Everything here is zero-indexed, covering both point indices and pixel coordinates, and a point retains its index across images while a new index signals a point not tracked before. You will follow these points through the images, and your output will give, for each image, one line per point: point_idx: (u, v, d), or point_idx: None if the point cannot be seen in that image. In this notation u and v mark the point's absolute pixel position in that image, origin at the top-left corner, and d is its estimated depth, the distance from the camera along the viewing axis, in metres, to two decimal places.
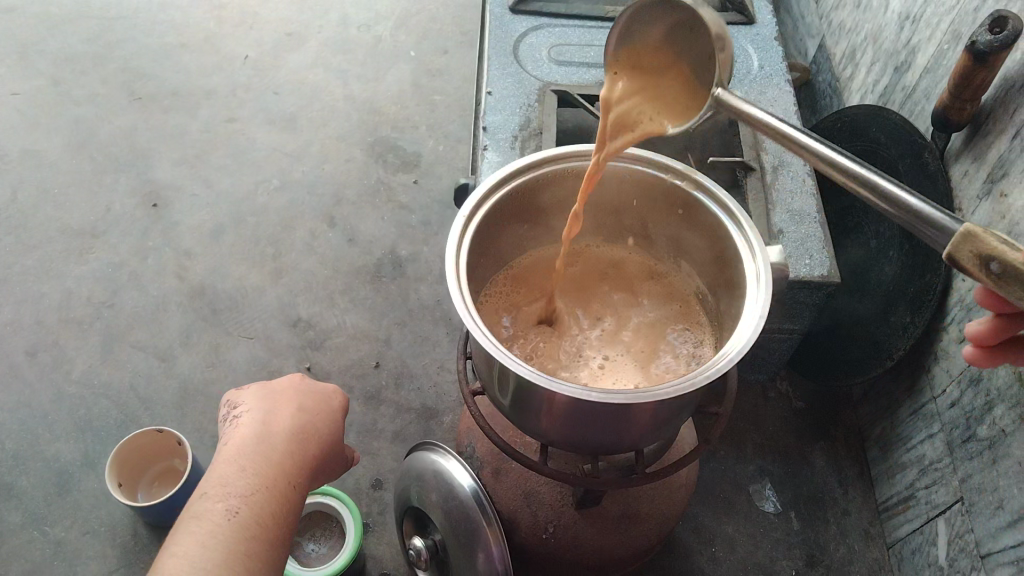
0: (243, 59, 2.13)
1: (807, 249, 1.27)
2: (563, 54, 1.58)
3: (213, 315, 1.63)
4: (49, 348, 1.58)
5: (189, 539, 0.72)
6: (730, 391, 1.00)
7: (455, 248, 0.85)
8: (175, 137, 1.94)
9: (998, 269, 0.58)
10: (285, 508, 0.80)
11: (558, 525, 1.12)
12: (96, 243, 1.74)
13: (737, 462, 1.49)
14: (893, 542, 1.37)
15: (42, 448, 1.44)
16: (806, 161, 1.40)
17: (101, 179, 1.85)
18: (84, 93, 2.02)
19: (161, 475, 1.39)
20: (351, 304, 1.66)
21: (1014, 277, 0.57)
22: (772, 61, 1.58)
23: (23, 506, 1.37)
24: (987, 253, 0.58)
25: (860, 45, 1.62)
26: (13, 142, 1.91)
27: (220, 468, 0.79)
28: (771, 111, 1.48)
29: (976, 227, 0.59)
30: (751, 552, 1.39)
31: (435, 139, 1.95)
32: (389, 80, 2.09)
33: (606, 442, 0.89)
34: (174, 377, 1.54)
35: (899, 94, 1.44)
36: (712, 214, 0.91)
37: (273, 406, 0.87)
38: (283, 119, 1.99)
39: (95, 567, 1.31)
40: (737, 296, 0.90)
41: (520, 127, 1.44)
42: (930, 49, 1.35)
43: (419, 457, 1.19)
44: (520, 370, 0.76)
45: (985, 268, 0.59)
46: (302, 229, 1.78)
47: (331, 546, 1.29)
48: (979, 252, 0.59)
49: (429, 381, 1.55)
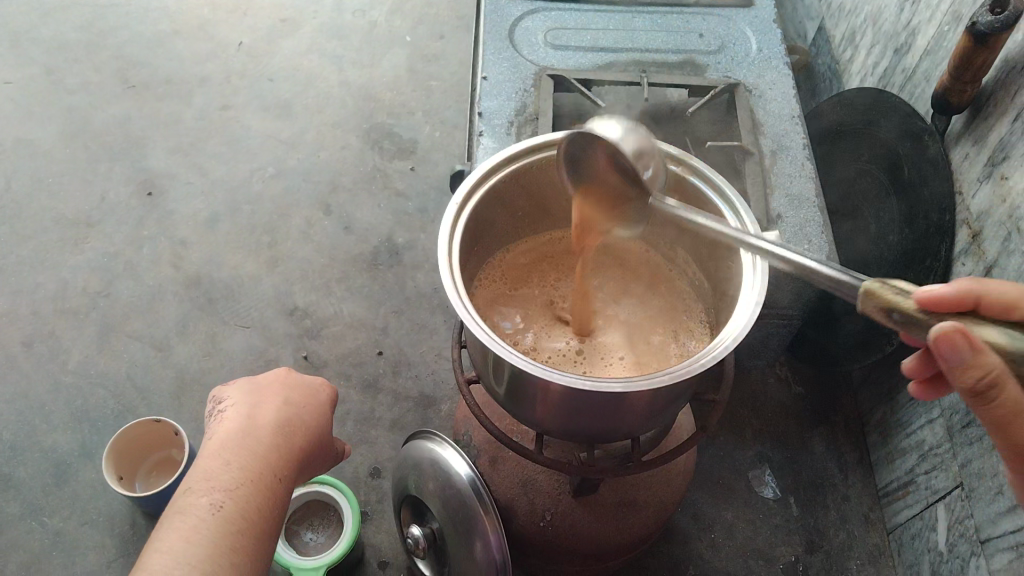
0: (237, 46, 2.11)
1: (806, 234, 1.26)
2: (559, 38, 1.56)
3: (209, 304, 1.62)
4: (45, 339, 1.57)
5: (173, 535, 0.71)
6: (727, 378, 0.99)
7: (447, 237, 0.84)
8: (170, 125, 1.93)
9: (898, 316, 0.63)
10: (271, 501, 0.79)
11: (555, 513, 1.12)
12: (91, 233, 1.73)
13: (736, 448, 1.48)
14: (893, 527, 1.37)
15: (39, 439, 1.44)
16: (805, 144, 1.39)
17: (95, 168, 1.84)
18: (77, 82, 2.00)
19: (158, 465, 1.39)
20: (348, 292, 1.65)
21: (917, 325, 0.62)
22: (770, 44, 1.56)
23: (21, 497, 1.37)
24: (887, 306, 0.63)
25: (859, 27, 1.60)
26: (6, 131, 1.89)
27: (205, 463, 0.79)
28: (770, 94, 1.46)
29: (873, 284, 0.64)
30: (750, 538, 1.38)
31: (431, 125, 1.94)
32: (384, 65, 2.07)
33: (601, 431, 0.88)
34: (171, 366, 1.53)
35: (899, 76, 1.43)
36: (706, 199, 0.90)
37: (259, 400, 0.86)
38: (278, 106, 1.97)
39: (93, 557, 1.31)
40: (733, 281, 0.89)
41: (516, 113, 1.42)
42: (930, 30, 1.33)
43: (416, 445, 1.18)
44: (513, 360, 0.76)
45: (888, 317, 0.64)
46: (298, 217, 1.77)
47: (329, 535, 1.29)
48: (882, 300, 0.63)
49: (427, 369, 1.54)
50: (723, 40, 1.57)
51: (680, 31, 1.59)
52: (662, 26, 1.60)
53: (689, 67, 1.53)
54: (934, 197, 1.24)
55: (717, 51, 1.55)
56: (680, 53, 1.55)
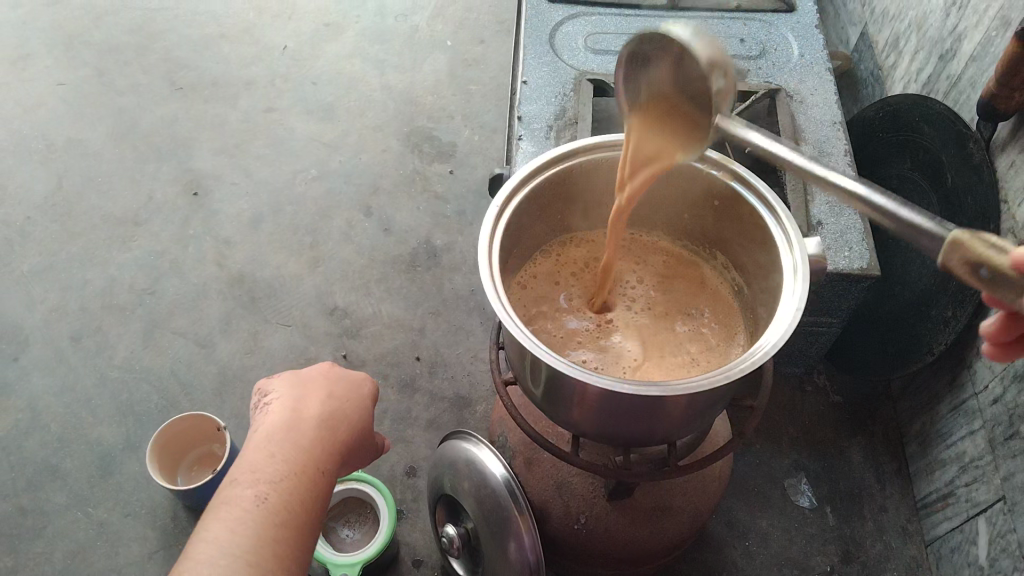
0: (282, 50, 2.14)
1: (846, 242, 1.25)
2: (600, 43, 1.57)
3: (252, 303, 1.66)
4: (92, 334, 1.61)
5: (219, 526, 0.72)
6: (765, 384, 0.99)
7: (487, 236, 0.85)
8: (215, 127, 1.97)
9: (989, 273, 0.59)
10: (315, 494, 0.80)
11: (589, 516, 1.12)
12: (139, 231, 1.77)
13: (772, 456, 1.47)
14: (931, 539, 1.35)
15: (86, 430, 1.48)
16: (846, 151, 1.37)
17: (143, 168, 1.88)
18: (127, 84, 2.06)
19: (201, 459, 1.42)
20: (387, 293, 1.67)
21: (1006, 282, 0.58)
22: (812, 49, 1.55)
23: (67, 487, 1.41)
24: (977, 259, 0.59)
25: (903, 32, 1.58)
26: (58, 131, 1.95)
27: (252, 455, 0.80)
28: (811, 100, 1.46)
29: (963, 234, 0.60)
30: (785, 547, 1.37)
31: (471, 129, 1.96)
32: (425, 69, 2.09)
33: (636, 435, 0.89)
34: (213, 363, 1.57)
35: (943, 82, 1.41)
36: (750, 204, 0.90)
37: (304, 393, 0.88)
38: (320, 109, 2.00)
39: (135, 549, 1.34)
40: (774, 287, 0.88)
41: (555, 116, 1.44)
42: (976, 36, 1.32)
43: (452, 445, 1.20)
44: (555, 363, 0.77)
45: (976, 273, 0.60)
46: (338, 218, 1.79)
47: (366, 531, 1.31)
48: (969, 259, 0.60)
49: (462, 369, 1.56)
50: (764, 45, 1.56)
51: (721, 36, 1.59)
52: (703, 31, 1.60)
53: None
54: (978, 205, 1.22)
55: (758, 56, 1.54)
56: None
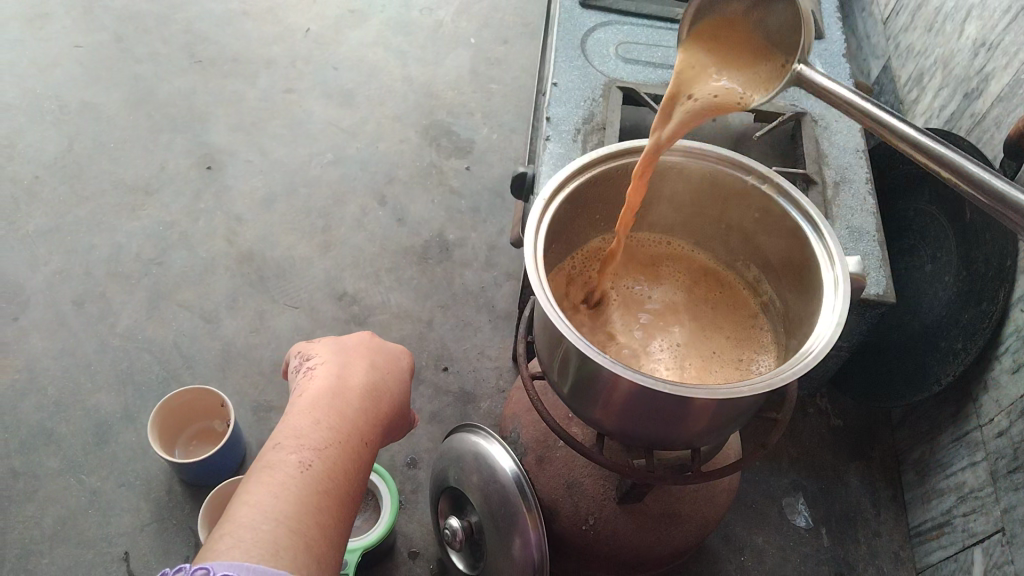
0: (304, 32, 2.13)
1: (865, 267, 1.26)
2: (630, 52, 1.58)
3: (260, 281, 1.64)
4: (96, 299, 1.59)
5: (262, 489, 0.70)
6: (791, 399, 0.99)
7: (534, 228, 0.85)
8: (233, 103, 1.95)
9: None
10: (355, 466, 0.79)
11: (598, 518, 1.12)
12: (149, 200, 1.75)
13: (771, 474, 1.48)
14: (923, 567, 1.37)
15: (84, 397, 1.45)
16: (868, 179, 1.39)
17: (157, 137, 1.86)
18: (145, 52, 2.04)
19: (199, 435, 1.40)
20: (397, 283, 1.67)
21: None
22: (839, 77, 1.57)
23: (61, 452, 1.39)
24: None
25: (928, 68, 1.61)
26: (72, 93, 1.92)
27: (296, 420, 0.79)
28: (836, 126, 1.47)
29: None
30: (780, 565, 1.38)
31: (490, 127, 1.96)
32: (448, 64, 2.09)
33: (661, 438, 0.88)
34: (218, 339, 1.55)
35: (967, 120, 1.44)
36: (793, 220, 0.90)
37: (347, 364, 0.88)
38: (340, 95, 2.00)
39: (128, 520, 1.32)
40: (811, 303, 0.89)
41: (584, 120, 1.44)
42: (1004, 77, 1.34)
43: (461, 438, 1.20)
44: (595, 356, 0.77)
45: None
46: (352, 205, 1.78)
47: (367, 518, 1.30)
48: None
49: (468, 365, 1.55)
50: None
51: None
52: None
53: None
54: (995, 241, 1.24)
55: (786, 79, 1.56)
56: None
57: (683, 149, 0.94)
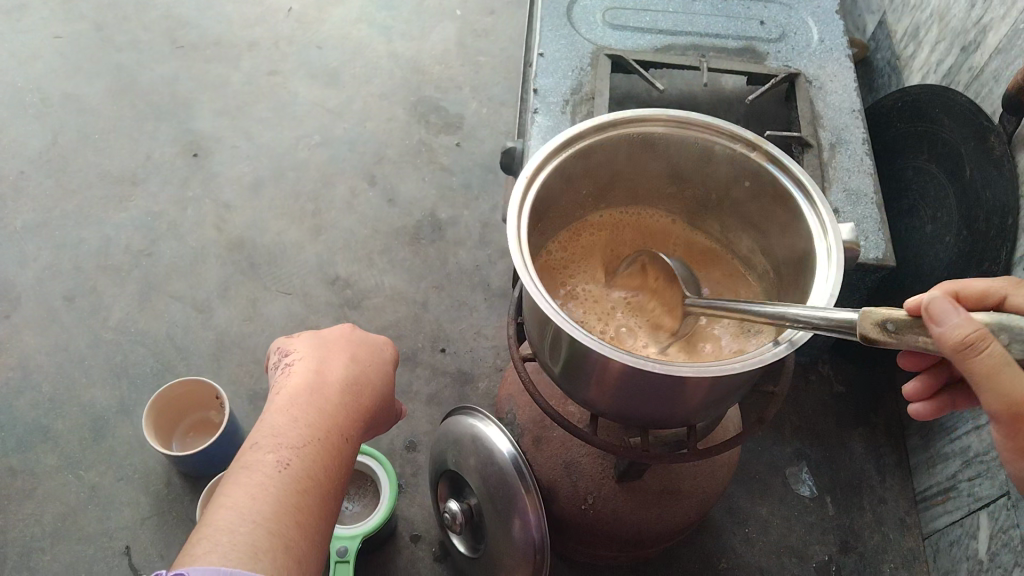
0: (287, 12, 2.09)
1: (863, 230, 1.23)
2: (618, 18, 1.54)
3: (252, 269, 1.62)
4: (86, 294, 1.57)
5: (240, 491, 0.70)
6: (788, 370, 0.97)
7: (516, 207, 0.83)
8: (217, 88, 1.92)
9: (895, 328, 0.57)
10: (336, 462, 0.78)
11: (597, 497, 1.11)
12: (136, 191, 1.73)
13: (774, 444, 1.47)
14: (929, 532, 1.35)
15: (79, 392, 1.44)
16: (864, 139, 1.35)
17: (142, 126, 1.84)
18: (126, 39, 2.00)
19: (195, 426, 1.40)
20: (390, 265, 1.64)
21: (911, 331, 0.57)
22: (833, 34, 1.53)
23: (58, 449, 1.38)
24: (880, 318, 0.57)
25: (925, 22, 1.56)
26: (53, 85, 1.89)
27: (275, 418, 0.78)
28: (830, 86, 1.43)
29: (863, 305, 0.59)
30: (785, 535, 1.37)
31: (479, 101, 1.92)
32: (434, 38, 2.05)
33: (656, 416, 0.86)
34: (212, 329, 1.54)
35: (965, 74, 1.40)
36: (783, 188, 0.88)
37: (326, 357, 0.86)
38: (326, 75, 1.96)
39: (127, 515, 1.32)
40: (804, 272, 0.86)
41: (572, 91, 1.41)
42: (1002, 29, 1.30)
43: (457, 421, 1.18)
44: (582, 337, 0.74)
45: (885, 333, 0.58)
46: (342, 187, 1.76)
47: (365, 504, 1.29)
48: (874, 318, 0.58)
49: (465, 345, 1.54)
50: (784, 29, 1.54)
51: (741, 17, 1.56)
52: (723, 11, 1.57)
53: (748, 54, 1.50)
54: (996, 199, 1.21)
55: (778, 39, 1.52)
56: (741, 39, 1.52)
57: (667, 119, 0.91)
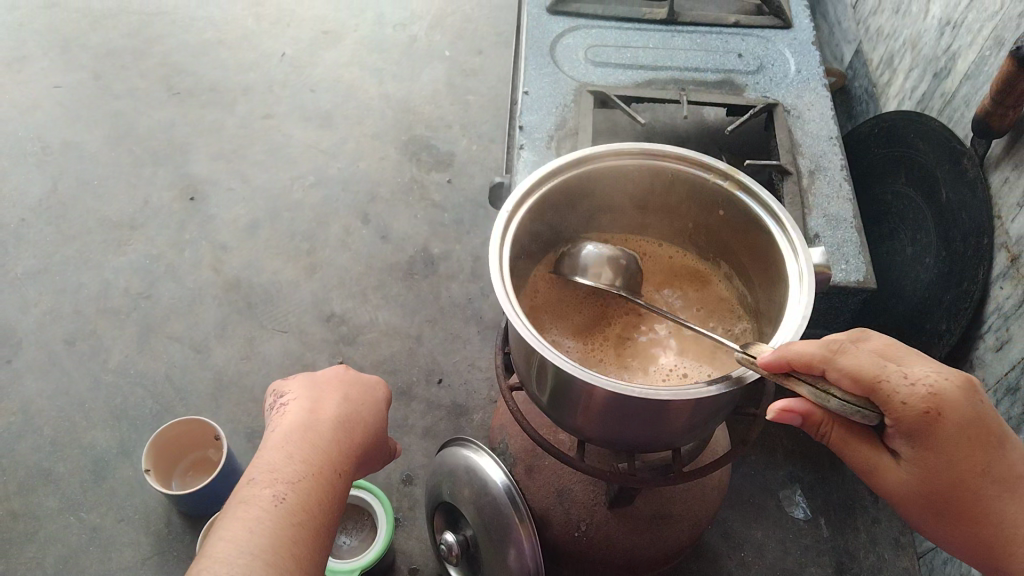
0: (280, 57, 2.15)
1: (843, 254, 1.26)
2: (600, 55, 1.58)
3: (248, 309, 1.65)
4: (86, 338, 1.60)
5: (236, 526, 0.72)
6: (769, 392, 0.99)
7: (498, 241, 0.86)
8: (213, 132, 1.97)
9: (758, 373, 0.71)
10: (333, 495, 0.81)
11: (590, 523, 1.13)
12: (135, 235, 1.76)
13: (767, 468, 1.48)
14: (923, 552, 1.36)
15: (79, 435, 1.47)
16: (842, 166, 1.39)
17: (140, 172, 1.88)
18: (123, 88, 2.05)
19: (196, 464, 1.42)
20: (384, 300, 1.67)
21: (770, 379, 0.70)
22: (809, 65, 1.57)
23: (59, 491, 1.40)
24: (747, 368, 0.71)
25: (898, 51, 1.61)
26: (53, 134, 1.94)
27: (269, 455, 0.81)
28: (808, 115, 1.47)
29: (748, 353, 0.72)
30: (781, 558, 1.38)
31: (469, 139, 1.96)
32: (424, 79, 2.10)
33: (641, 440, 0.88)
34: (209, 369, 1.56)
35: (937, 100, 1.43)
36: (755, 215, 0.91)
37: (320, 395, 0.89)
38: (318, 117, 2.01)
39: (128, 555, 1.33)
40: (778, 296, 0.89)
41: (556, 128, 1.45)
42: (970, 55, 1.34)
43: (452, 452, 1.20)
44: (564, 365, 0.77)
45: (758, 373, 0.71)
46: (335, 226, 1.79)
47: (363, 538, 1.31)
48: None
49: (460, 378, 1.56)
50: (762, 60, 1.58)
51: (719, 51, 1.61)
52: (701, 45, 1.62)
53: (727, 86, 1.54)
54: (971, 220, 1.24)
55: (756, 71, 1.56)
56: (719, 72, 1.56)
57: (643, 153, 0.95)
